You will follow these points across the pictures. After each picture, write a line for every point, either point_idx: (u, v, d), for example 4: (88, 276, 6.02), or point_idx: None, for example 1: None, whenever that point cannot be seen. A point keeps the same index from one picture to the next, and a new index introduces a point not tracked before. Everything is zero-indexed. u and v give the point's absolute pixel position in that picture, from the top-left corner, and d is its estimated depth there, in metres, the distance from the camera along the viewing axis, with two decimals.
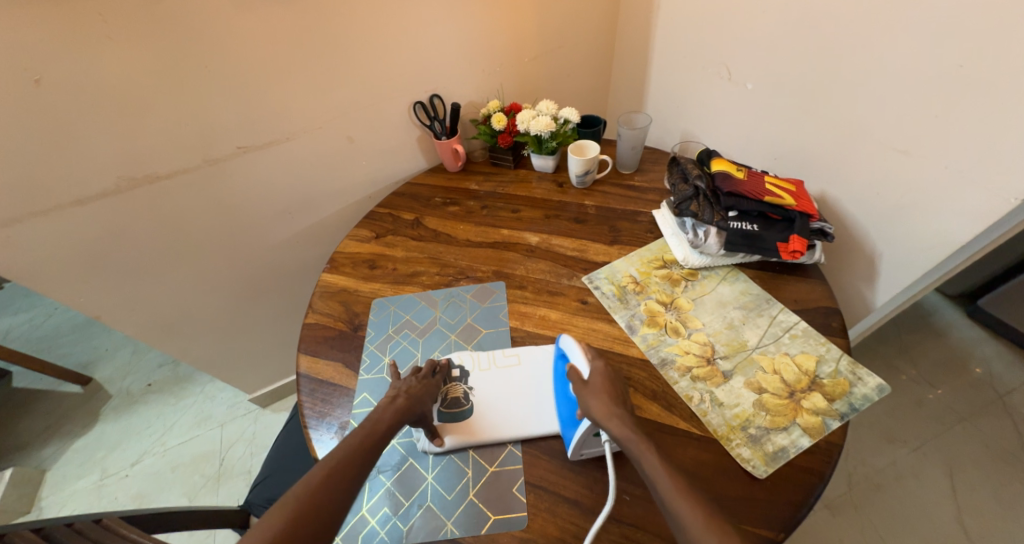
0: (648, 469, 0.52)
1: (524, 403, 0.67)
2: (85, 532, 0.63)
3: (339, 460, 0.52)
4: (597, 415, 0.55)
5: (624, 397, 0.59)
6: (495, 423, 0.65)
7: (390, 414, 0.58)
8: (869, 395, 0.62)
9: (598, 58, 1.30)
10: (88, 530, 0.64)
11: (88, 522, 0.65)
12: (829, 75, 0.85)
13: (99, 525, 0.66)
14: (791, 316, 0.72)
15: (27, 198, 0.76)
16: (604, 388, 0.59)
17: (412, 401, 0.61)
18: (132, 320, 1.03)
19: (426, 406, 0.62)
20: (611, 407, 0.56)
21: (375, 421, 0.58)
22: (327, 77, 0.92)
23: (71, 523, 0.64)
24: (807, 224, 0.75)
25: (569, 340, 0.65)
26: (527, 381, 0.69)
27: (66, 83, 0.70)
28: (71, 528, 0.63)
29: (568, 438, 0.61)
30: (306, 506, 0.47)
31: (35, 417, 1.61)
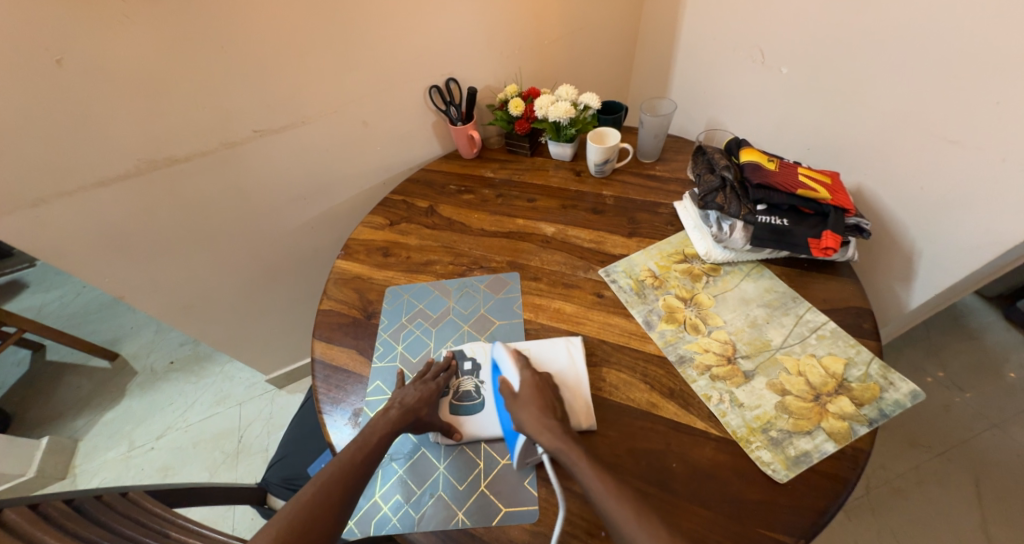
0: (585, 480, 0.51)
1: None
2: (116, 505, 0.65)
3: (333, 473, 0.53)
4: (529, 428, 0.56)
5: (556, 405, 0.59)
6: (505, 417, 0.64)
7: (386, 422, 0.59)
8: (900, 402, 0.58)
9: (622, 40, 1.25)
10: (116, 503, 0.65)
11: (117, 495, 0.67)
12: (872, 60, 0.79)
13: (127, 498, 0.68)
14: (819, 315, 0.68)
15: (54, 180, 0.77)
16: (535, 399, 0.59)
17: (408, 408, 0.60)
18: (155, 301, 1.04)
19: (423, 410, 0.61)
20: (541, 419, 0.56)
21: (367, 434, 0.58)
22: (344, 59, 0.90)
23: (100, 494, 0.65)
24: (842, 220, 0.71)
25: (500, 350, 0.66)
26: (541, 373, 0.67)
27: (87, 65, 0.70)
28: (101, 499, 0.65)
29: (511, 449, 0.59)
30: (304, 513, 0.49)
31: (66, 389, 1.67)
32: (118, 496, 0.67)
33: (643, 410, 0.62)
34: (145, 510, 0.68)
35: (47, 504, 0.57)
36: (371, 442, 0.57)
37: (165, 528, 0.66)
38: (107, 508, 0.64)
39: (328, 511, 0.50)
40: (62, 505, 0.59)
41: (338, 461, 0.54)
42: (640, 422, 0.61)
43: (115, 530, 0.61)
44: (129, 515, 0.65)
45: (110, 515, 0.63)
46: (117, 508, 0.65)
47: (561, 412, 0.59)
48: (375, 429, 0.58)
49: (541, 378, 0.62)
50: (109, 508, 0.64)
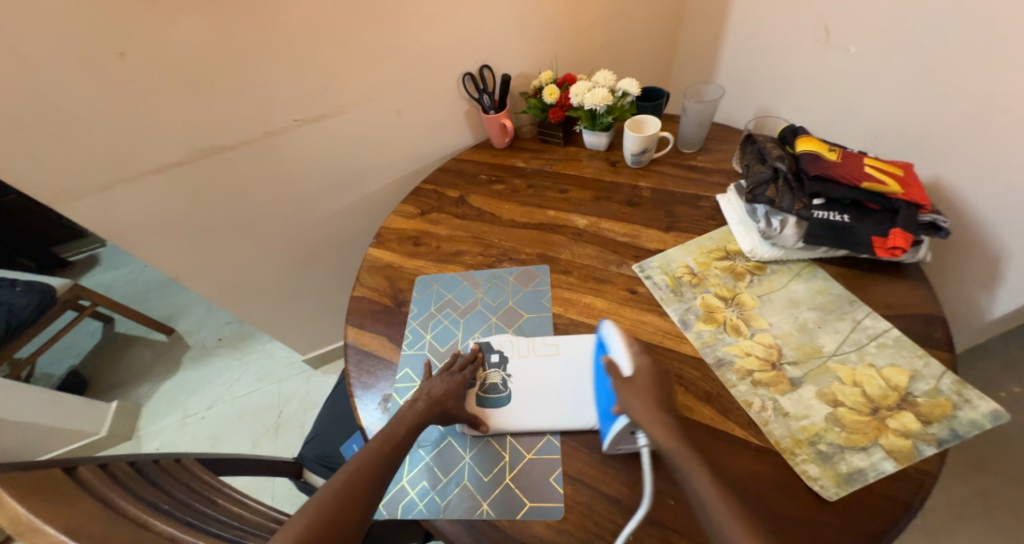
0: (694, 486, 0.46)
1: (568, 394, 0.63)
2: (170, 469, 0.68)
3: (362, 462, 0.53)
4: (641, 419, 0.51)
5: (670, 399, 0.54)
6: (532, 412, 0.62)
7: (413, 414, 0.58)
8: (978, 422, 0.52)
9: (667, 20, 1.18)
10: (171, 469, 0.68)
11: (171, 460, 0.70)
12: (960, 36, 0.70)
13: (179, 464, 0.72)
14: (881, 322, 0.62)
15: (115, 166, 0.81)
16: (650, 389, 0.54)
17: (435, 401, 0.59)
18: (204, 281, 1.09)
19: (449, 404, 0.60)
20: (655, 410, 0.51)
21: (394, 425, 0.57)
22: (383, 47, 0.89)
23: (156, 459, 0.68)
24: (913, 217, 0.63)
25: (610, 327, 0.60)
26: (569, 371, 0.65)
27: (144, 57, 0.72)
28: (157, 463, 0.68)
29: (604, 432, 0.56)
30: (343, 495, 0.49)
31: (128, 359, 1.80)
32: (172, 463, 0.70)
33: None
34: (196, 476, 0.71)
35: (114, 463, 0.60)
36: (399, 432, 0.56)
37: (213, 495, 0.69)
38: (163, 472, 0.67)
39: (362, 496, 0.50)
40: (124, 466, 0.61)
41: (369, 448, 0.54)
42: None
43: (171, 493, 0.63)
44: (181, 480, 0.68)
45: (165, 479, 0.65)
46: (171, 473, 0.68)
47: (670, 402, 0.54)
48: (404, 419, 0.57)
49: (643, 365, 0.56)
50: (165, 472, 0.67)
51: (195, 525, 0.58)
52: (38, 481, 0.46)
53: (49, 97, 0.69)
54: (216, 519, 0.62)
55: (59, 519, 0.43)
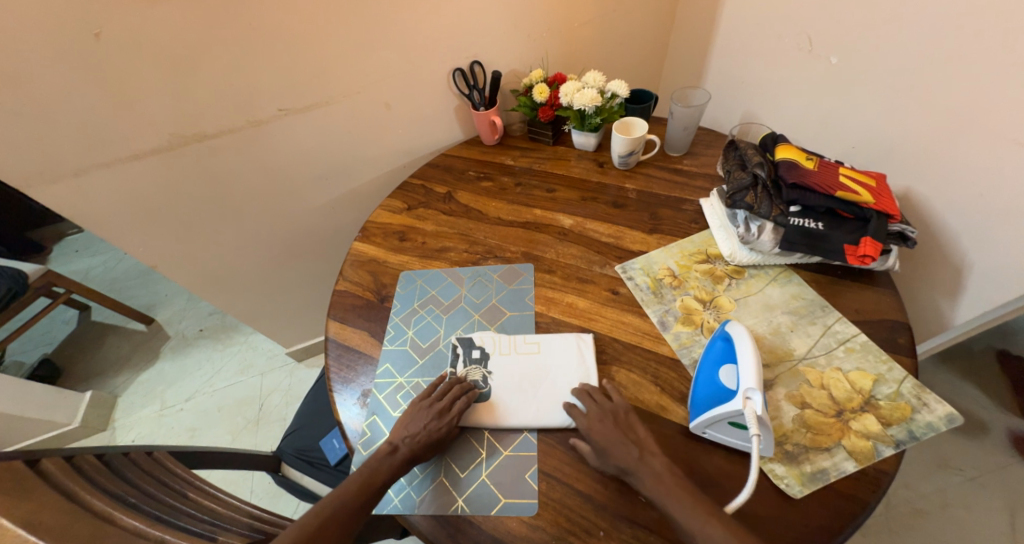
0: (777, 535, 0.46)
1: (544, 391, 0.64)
2: (140, 462, 0.68)
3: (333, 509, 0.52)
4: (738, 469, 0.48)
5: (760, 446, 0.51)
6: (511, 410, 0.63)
7: (391, 467, 0.56)
8: (934, 425, 0.54)
9: (657, 25, 1.19)
10: (141, 462, 0.68)
11: (142, 453, 0.70)
12: (935, 51, 0.72)
13: (151, 457, 0.71)
14: (850, 327, 0.64)
15: (92, 150, 0.79)
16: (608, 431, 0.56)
17: (414, 453, 0.57)
18: (186, 270, 1.08)
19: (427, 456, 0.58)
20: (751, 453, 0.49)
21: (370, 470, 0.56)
22: (370, 38, 0.88)
23: (127, 452, 0.68)
24: (884, 226, 0.65)
25: (741, 329, 0.58)
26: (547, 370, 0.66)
27: (122, 39, 0.71)
28: (128, 457, 0.67)
29: (698, 415, 0.56)
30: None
31: (106, 348, 1.77)
32: (144, 455, 0.70)
33: (651, 411, 0.60)
34: (167, 470, 0.71)
35: (81, 457, 0.59)
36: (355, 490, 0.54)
37: (184, 488, 0.69)
38: (133, 465, 0.66)
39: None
40: (92, 459, 0.60)
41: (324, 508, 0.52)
42: (647, 424, 0.59)
43: (139, 486, 0.63)
44: (151, 473, 0.67)
45: (134, 472, 0.65)
46: (141, 466, 0.67)
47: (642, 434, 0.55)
48: (367, 471, 0.56)
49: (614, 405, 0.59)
50: (134, 465, 0.66)
51: (163, 519, 0.58)
52: (0, 475, 0.45)
53: (21, 78, 0.67)
54: (187, 513, 0.62)
55: (22, 512, 0.43)
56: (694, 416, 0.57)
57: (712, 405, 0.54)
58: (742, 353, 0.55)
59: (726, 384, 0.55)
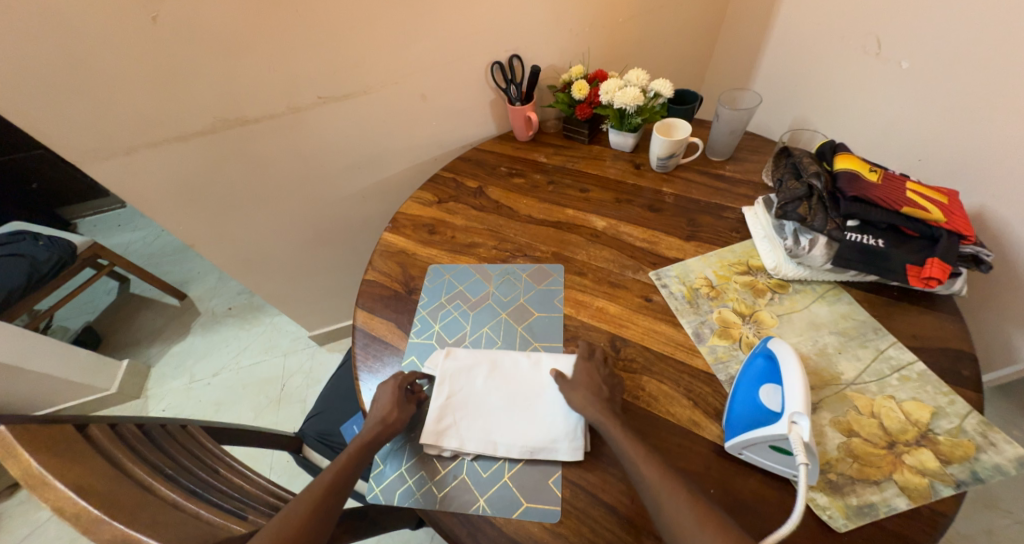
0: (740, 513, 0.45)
1: (526, 411, 0.61)
2: (176, 434, 0.69)
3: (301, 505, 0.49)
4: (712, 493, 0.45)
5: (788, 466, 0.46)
6: (489, 430, 0.59)
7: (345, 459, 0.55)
8: (1001, 467, 0.50)
9: (705, 23, 1.15)
10: (177, 434, 0.69)
11: (178, 425, 0.71)
12: (1022, 60, 0.67)
13: (185, 430, 0.73)
14: (905, 353, 0.60)
15: (142, 129, 0.81)
16: (583, 381, 0.59)
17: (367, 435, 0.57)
18: (220, 249, 1.10)
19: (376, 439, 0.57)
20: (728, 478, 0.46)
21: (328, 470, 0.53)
22: (414, 28, 0.87)
23: (164, 423, 0.69)
24: (955, 247, 0.60)
25: (785, 346, 0.54)
26: (537, 383, 0.63)
27: (176, 22, 0.72)
28: (165, 428, 0.68)
29: (737, 434, 0.53)
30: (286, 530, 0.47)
31: (141, 320, 1.83)
32: (179, 427, 0.71)
33: (683, 427, 0.57)
34: (200, 444, 0.72)
35: (123, 426, 0.61)
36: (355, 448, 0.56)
37: (215, 463, 0.69)
38: (169, 436, 0.67)
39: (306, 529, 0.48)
40: (133, 428, 0.62)
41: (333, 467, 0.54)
42: (678, 439, 0.56)
43: (174, 458, 0.64)
44: (186, 446, 0.69)
45: (170, 443, 0.66)
46: (177, 438, 0.68)
47: (609, 395, 0.58)
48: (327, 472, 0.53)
49: (597, 364, 0.62)
50: (171, 437, 0.67)
51: (197, 493, 0.59)
52: (54, 437, 0.47)
53: (80, 57, 0.69)
54: (217, 489, 0.63)
55: (72, 475, 0.44)
56: (731, 435, 0.54)
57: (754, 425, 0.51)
58: (788, 373, 0.52)
59: (769, 405, 0.51)
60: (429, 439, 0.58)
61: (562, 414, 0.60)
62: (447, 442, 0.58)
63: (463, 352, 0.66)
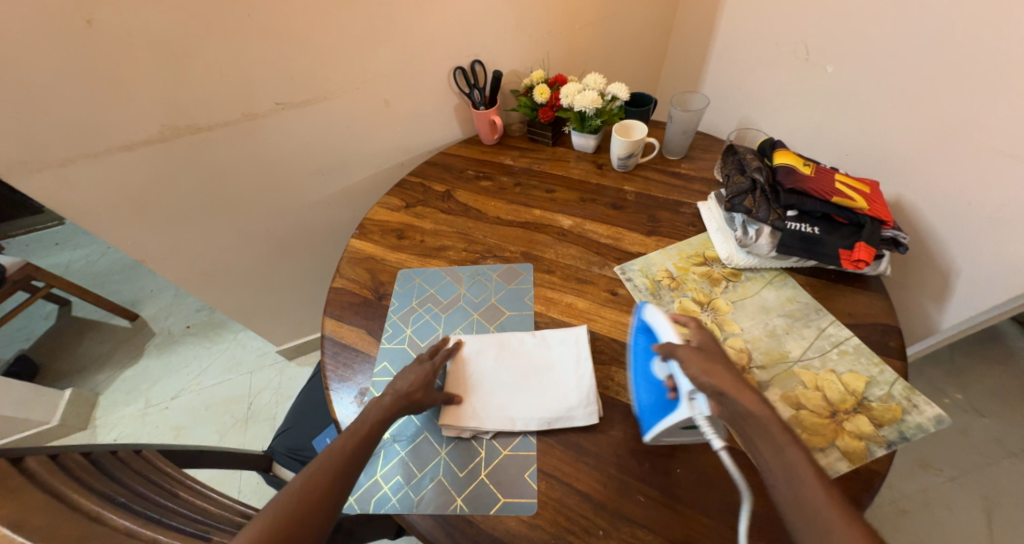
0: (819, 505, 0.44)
1: (537, 384, 0.64)
2: (129, 461, 0.67)
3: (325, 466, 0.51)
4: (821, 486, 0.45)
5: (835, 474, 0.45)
6: (502, 405, 0.63)
7: (379, 412, 0.57)
8: (924, 426, 0.56)
9: (656, 31, 1.21)
10: (131, 461, 0.67)
11: (131, 453, 0.69)
12: (927, 64, 0.75)
13: (141, 456, 0.70)
14: (843, 330, 0.66)
15: (81, 139, 0.77)
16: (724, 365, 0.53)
17: (406, 394, 0.59)
18: (175, 265, 1.06)
19: (419, 396, 0.60)
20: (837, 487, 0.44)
21: (358, 423, 0.56)
22: (371, 34, 0.88)
23: (116, 451, 0.66)
24: (878, 232, 0.67)
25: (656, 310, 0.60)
26: (546, 361, 0.67)
27: (117, 27, 0.70)
28: (116, 455, 0.66)
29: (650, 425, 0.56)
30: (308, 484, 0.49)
31: (89, 343, 1.73)
32: (133, 454, 0.68)
33: None
34: (156, 469, 0.70)
35: (68, 456, 0.58)
36: (378, 411, 0.57)
37: (174, 488, 0.67)
38: (122, 464, 0.65)
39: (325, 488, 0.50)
40: (79, 458, 0.59)
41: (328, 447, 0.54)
42: None
43: (128, 486, 0.62)
44: (141, 472, 0.66)
45: (123, 471, 0.64)
46: (130, 465, 0.66)
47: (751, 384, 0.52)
48: (352, 435, 0.55)
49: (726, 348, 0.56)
50: (124, 465, 0.65)
51: (154, 519, 0.57)
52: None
53: (9, 63, 0.66)
54: (178, 513, 0.61)
55: (5, 513, 0.42)
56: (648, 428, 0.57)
57: (665, 409, 0.55)
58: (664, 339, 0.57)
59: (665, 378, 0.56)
60: (447, 421, 0.61)
61: (574, 384, 0.63)
62: (462, 421, 0.61)
63: (471, 339, 0.70)
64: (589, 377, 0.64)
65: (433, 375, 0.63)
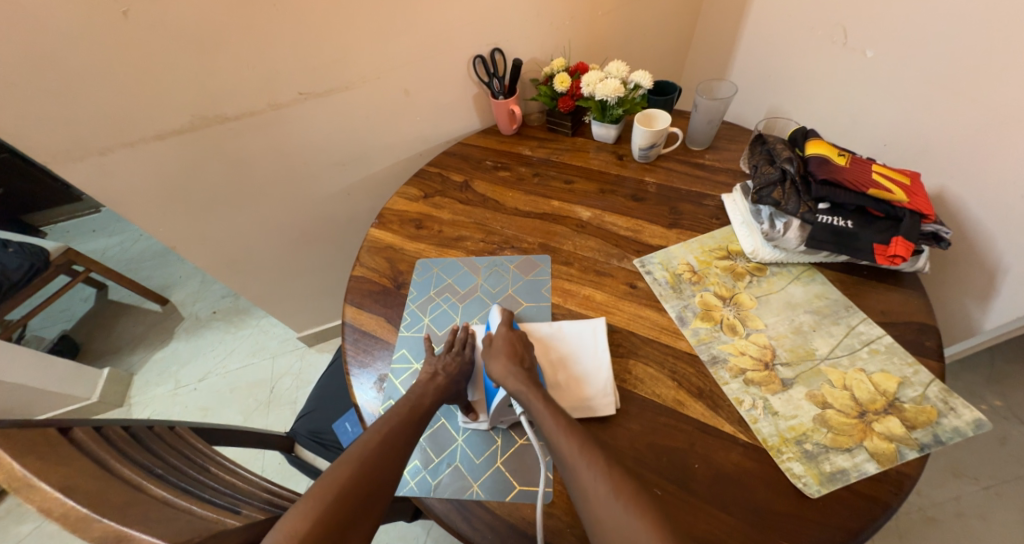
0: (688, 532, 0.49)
1: (557, 376, 0.64)
2: (164, 436, 0.69)
3: (390, 428, 0.56)
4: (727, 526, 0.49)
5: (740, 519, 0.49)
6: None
7: (435, 389, 0.61)
8: (961, 430, 0.53)
9: (682, 17, 1.17)
10: (165, 436, 0.69)
11: (165, 428, 0.71)
12: (978, 48, 0.70)
13: (173, 431, 0.73)
14: (874, 328, 0.63)
15: (116, 128, 0.80)
16: (504, 350, 0.62)
17: (452, 379, 0.62)
18: (202, 251, 1.08)
19: (463, 383, 0.63)
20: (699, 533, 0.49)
21: (415, 397, 0.60)
22: (394, 23, 0.88)
23: (152, 426, 0.69)
24: (918, 226, 0.64)
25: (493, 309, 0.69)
26: (567, 347, 0.66)
27: (150, 18, 0.71)
28: (152, 429, 0.69)
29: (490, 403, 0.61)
30: (383, 438, 0.55)
31: (122, 326, 1.80)
32: (166, 430, 0.71)
33: (668, 406, 0.59)
34: (189, 444, 0.72)
35: (109, 428, 0.61)
36: (432, 389, 0.61)
37: (205, 462, 0.70)
38: (157, 438, 0.68)
39: (394, 443, 0.55)
40: (119, 430, 0.62)
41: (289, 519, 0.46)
42: (664, 418, 0.58)
43: (164, 458, 0.64)
44: (175, 446, 0.69)
45: (159, 444, 0.66)
46: (165, 439, 0.69)
47: (530, 362, 0.61)
48: (407, 402, 0.59)
49: (518, 335, 0.65)
50: (159, 438, 0.68)
51: (188, 490, 0.59)
52: (33, 440, 0.46)
53: (50, 53, 0.68)
54: (209, 486, 0.64)
55: (58, 477, 0.44)
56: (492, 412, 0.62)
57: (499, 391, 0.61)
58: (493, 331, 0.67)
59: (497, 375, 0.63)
60: (468, 414, 0.62)
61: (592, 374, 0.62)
62: (482, 414, 0.63)
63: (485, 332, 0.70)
64: (605, 367, 0.63)
65: (467, 365, 0.65)
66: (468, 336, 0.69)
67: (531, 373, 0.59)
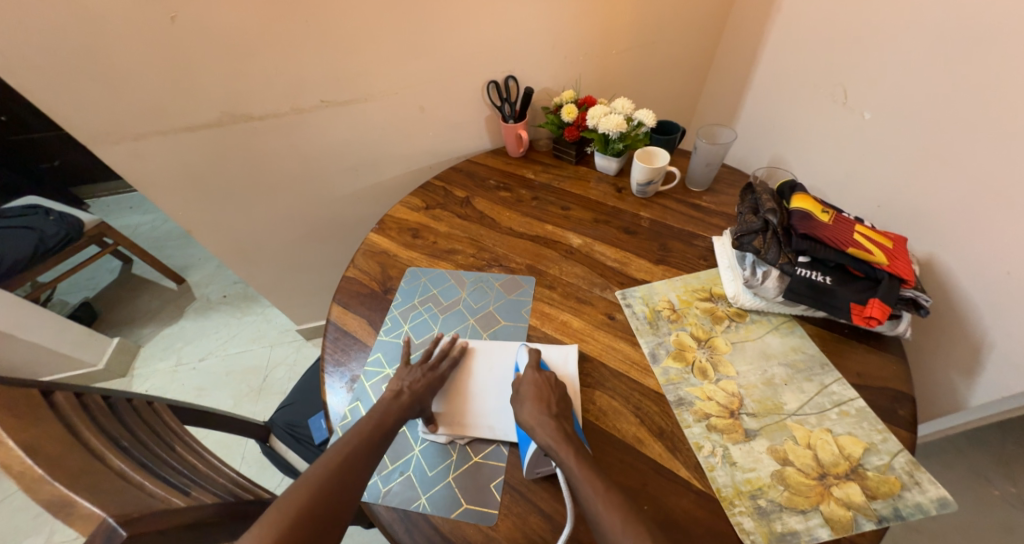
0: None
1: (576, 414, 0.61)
2: (140, 410, 0.71)
3: (351, 449, 0.55)
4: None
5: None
6: (487, 415, 0.64)
7: (398, 407, 0.61)
8: (923, 507, 0.51)
9: (699, 61, 1.20)
10: (142, 410, 0.71)
11: (144, 402, 0.73)
12: (981, 122, 0.69)
13: (151, 407, 0.75)
14: (847, 390, 0.61)
15: (149, 117, 0.85)
16: (532, 395, 0.60)
17: (417, 397, 0.62)
18: (216, 236, 1.13)
19: (428, 401, 0.63)
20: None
21: (379, 414, 0.60)
22: (414, 45, 0.92)
23: (131, 398, 0.71)
24: (896, 290, 0.63)
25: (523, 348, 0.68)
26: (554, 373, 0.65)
27: (194, 23, 0.77)
28: (131, 403, 0.71)
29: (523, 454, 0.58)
30: (346, 453, 0.55)
31: (139, 299, 1.87)
32: (146, 404, 0.73)
33: (626, 442, 0.58)
34: (163, 421, 0.74)
35: (89, 396, 0.63)
36: (396, 404, 0.61)
37: (172, 441, 0.71)
38: (133, 411, 0.69)
39: (354, 459, 0.55)
40: (99, 399, 0.64)
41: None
42: (620, 454, 0.57)
43: (133, 432, 0.66)
44: (148, 422, 0.71)
45: (133, 417, 0.68)
46: (140, 413, 0.71)
47: (559, 408, 0.59)
48: (371, 420, 0.59)
49: (546, 377, 0.63)
50: (134, 411, 0.70)
51: (145, 466, 0.60)
52: (17, 398, 0.50)
53: (101, 47, 0.74)
54: (169, 466, 0.65)
55: (25, 436, 0.46)
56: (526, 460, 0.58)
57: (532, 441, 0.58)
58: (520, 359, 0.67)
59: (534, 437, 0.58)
60: (428, 425, 0.62)
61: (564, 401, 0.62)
62: (441, 427, 0.62)
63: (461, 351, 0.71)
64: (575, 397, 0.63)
65: (437, 383, 0.65)
66: (445, 352, 0.69)
67: (561, 423, 0.57)
